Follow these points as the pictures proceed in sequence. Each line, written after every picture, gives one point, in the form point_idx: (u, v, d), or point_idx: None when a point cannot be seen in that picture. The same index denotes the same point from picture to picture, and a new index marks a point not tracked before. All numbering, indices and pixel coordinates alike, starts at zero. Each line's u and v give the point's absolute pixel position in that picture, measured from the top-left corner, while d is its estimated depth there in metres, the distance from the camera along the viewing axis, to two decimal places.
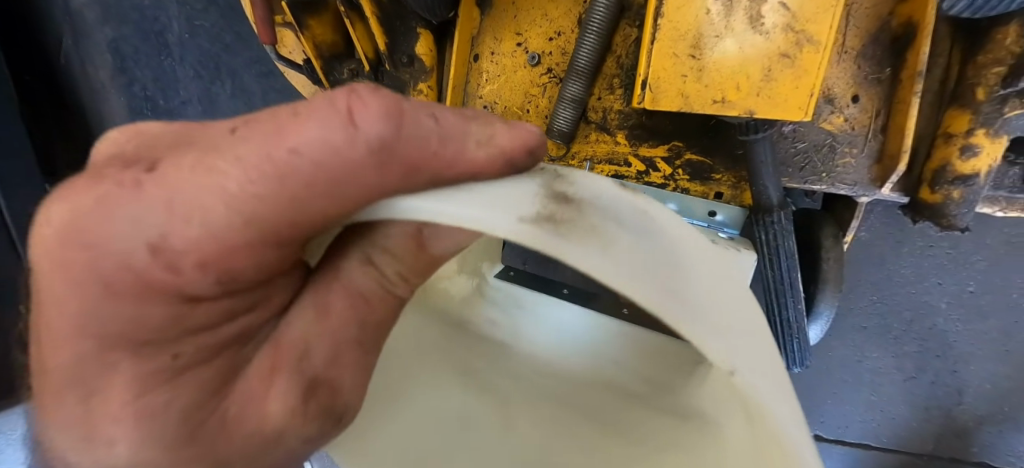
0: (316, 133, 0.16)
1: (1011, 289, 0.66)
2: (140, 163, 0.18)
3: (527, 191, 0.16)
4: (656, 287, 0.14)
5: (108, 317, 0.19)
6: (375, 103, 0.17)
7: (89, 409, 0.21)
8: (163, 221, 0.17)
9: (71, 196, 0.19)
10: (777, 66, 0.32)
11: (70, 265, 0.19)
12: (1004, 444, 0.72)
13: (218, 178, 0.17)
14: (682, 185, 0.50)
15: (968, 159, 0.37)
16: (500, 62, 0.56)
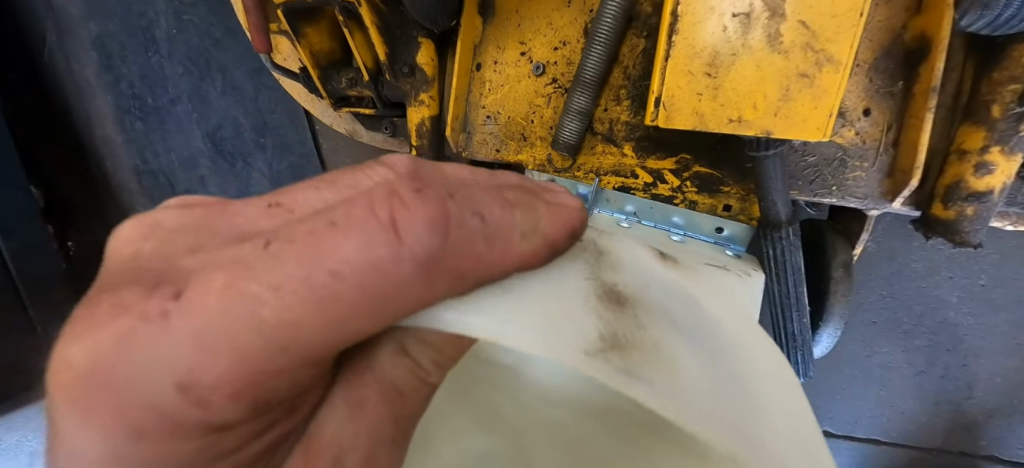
0: (356, 249, 0.18)
1: (1022, 282, 0.64)
2: (165, 288, 0.19)
3: (553, 306, 0.22)
4: (659, 381, 0.20)
5: (135, 458, 0.19)
6: (419, 212, 0.19)
7: None
8: (192, 358, 0.17)
9: (90, 336, 0.19)
10: (795, 85, 0.31)
11: (93, 407, 0.18)
12: (1013, 437, 0.72)
13: (251, 303, 0.18)
14: (690, 198, 0.49)
15: (983, 177, 0.37)
16: (503, 71, 0.55)
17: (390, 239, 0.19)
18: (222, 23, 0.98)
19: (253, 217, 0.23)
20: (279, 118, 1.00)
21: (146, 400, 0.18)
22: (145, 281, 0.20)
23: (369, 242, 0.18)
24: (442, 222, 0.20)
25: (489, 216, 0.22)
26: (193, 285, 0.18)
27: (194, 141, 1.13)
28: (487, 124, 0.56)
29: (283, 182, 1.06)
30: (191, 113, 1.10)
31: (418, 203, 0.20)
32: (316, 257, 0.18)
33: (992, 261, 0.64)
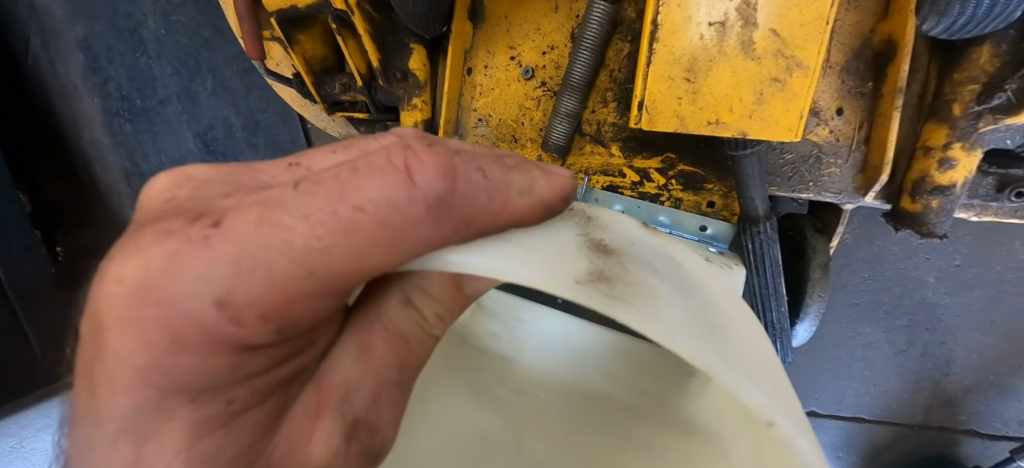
0: (378, 191, 0.18)
1: (994, 263, 0.65)
2: (206, 218, 0.19)
3: (562, 249, 0.20)
4: (675, 326, 0.17)
5: (172, 369, 0.19)
6: (430, 162, 0.19)
7: (140, 460, 0.20)
8: (232, 276, 0.18)
9: (140, 251, 0.19)
10: (768, 89, 0.33)
11: (138, 320, 0.19)
12: (990, 411, 0.72)
13: (284, 233, 0.18)
14: (676, 195, 0.52)
15: (946, 172, 0.39)
16: (494, 76, 0.57)
17: (402, 181, 0.18)
18: (211, 23, 0.99)
19: (274, 175, 0.24)
20: (271, 117, 1.00)
21: (188, 312, 0.18)
22: (186, 215, 0.20)
23: (389, 184, 0.18)
24: (449, 172, 0.19)
25: (490, 172, 0.21)
26: (233, 214, 0.18)
27: (185, 142, 1.13)
28: (479, 126, 0.58)
29: None
30: (181, 114, 1.10)
31: (430, 155, 0.19)
32: (341, 194, 0.18)
33: (966, 243, 0.65)
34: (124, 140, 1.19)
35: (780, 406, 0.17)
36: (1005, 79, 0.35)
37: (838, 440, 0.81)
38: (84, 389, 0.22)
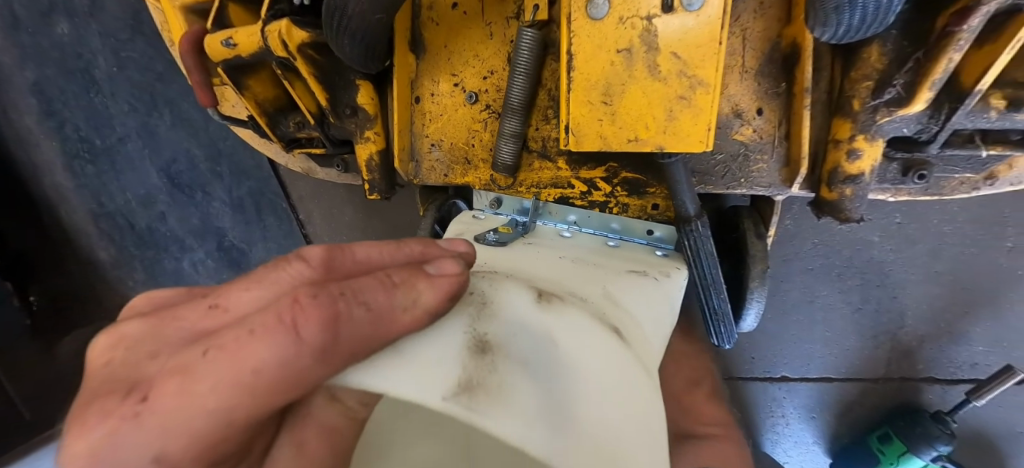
0: (270, 354, 0.18)
1: (932, 216, 0.61)
2: (136, 390, 0.19)
3: (444, 351, 0.20)
4: (544, 434, 0.17)
5: None
6: (314, 312, 0.18)
7: None
8: (160, 445, 0.18)
9: (73, 440, 0.19)
10: (677, 107, 0.36)
11: None
12: (947, 357, 0.67)
13: (198, 399, 0.18)
14: (622, 200, 0.55)
15: (854, 162, 0.42)
16: (441, 102, 0.59)
17: (288, 339, 0.18)
18: (162, 58, 0.99)
19: (194, 321, 0.23)
20: (232, 143, 0.99)
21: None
22: (120, 389, 0.19)
23: (278, 344, 0.18)
24: (332, 322, 0.18)
25: (375, 302, 0.20)
26: (159, 386, 0.18)
27: (151, 178, 1.13)
28: (433, 151, 0.61)
29: (246, 209, 1.05)
30: (142, 150, 1.10)
31: (315, 306, 0.18)
32: (238, 363, 0.18)
33: (902, 201, 0.61)
34: (88, 182, 1.19)
35: None
36: (893, 75, 0.39)
37: (811, 406, 0.75)
38: None
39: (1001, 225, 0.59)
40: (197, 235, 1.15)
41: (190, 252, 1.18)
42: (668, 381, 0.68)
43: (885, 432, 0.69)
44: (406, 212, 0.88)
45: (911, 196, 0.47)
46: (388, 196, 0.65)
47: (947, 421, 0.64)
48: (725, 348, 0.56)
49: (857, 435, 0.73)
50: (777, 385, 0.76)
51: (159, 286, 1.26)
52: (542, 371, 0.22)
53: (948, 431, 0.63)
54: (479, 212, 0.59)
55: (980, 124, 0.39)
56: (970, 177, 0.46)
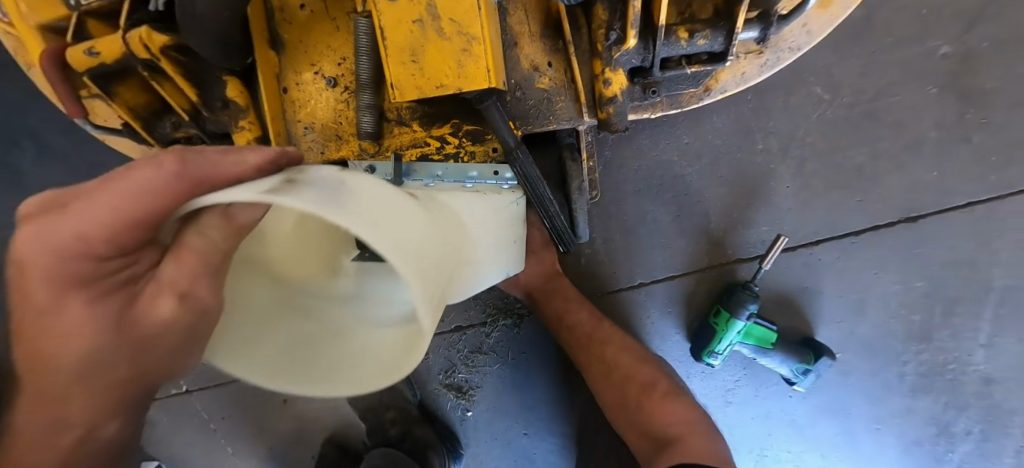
0: (143, 175, 0.30)
1: (707, 133, 0.83)
2: (65, 199, 0.32)
3: (261, 184, 0.28)
4: (326, 205, 0.27)
5: (68, 274, 0.32)
6: (167, 160, 0.30)
7: (61, 335, 0.32)
8: (84, 228, 0.31)
9: (34, 223, 0.31)
10: (463, 57, 0.52)
11: (59, 247, 0.31)
12: (746, 239, 0.87)
13: (107, 197, 0.30)
14: (469, 149, 0.69)
15: (609, 87, 0.61)
16: (306, 90, 0.69)
17: (151, 169, 0.30)
18: (13, 92, 0.96)
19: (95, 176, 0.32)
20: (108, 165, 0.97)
21: (45, 264, 0.32)
22: (61, 201, 0.32)
23: (143, 173, 0.30)
24: (178, 163, 0.30)
25: (209, 157, 0.32)
26: (79, 195, 0.32)
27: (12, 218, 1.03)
28: (307, 133, 0.71)
29: None
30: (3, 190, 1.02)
31: (165, 156, 0.30)
32: (121, 181, 0.30)
33: (682, 126, 0.82)
34: None
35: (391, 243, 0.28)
36: (613, 24, 0.59)
37: (669, 302, 0.93)
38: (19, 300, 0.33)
39: (750, 132, 0.82)
40: None
41: None
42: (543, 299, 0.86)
43: (718, 309, 0.88)
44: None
45: (653, 113, 0.69)
46: None
47: (751, 286, 0.85)
48: (569, 251, 0.76)
49: (699, 317, 0.92)
50: (638, 291, 0.92)
51: None
52: (341, 188, 0.31)
53: (752, 293, 0.84)
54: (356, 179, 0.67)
55: (678, 51, 0.60)
56: (694, 91, 0.67)
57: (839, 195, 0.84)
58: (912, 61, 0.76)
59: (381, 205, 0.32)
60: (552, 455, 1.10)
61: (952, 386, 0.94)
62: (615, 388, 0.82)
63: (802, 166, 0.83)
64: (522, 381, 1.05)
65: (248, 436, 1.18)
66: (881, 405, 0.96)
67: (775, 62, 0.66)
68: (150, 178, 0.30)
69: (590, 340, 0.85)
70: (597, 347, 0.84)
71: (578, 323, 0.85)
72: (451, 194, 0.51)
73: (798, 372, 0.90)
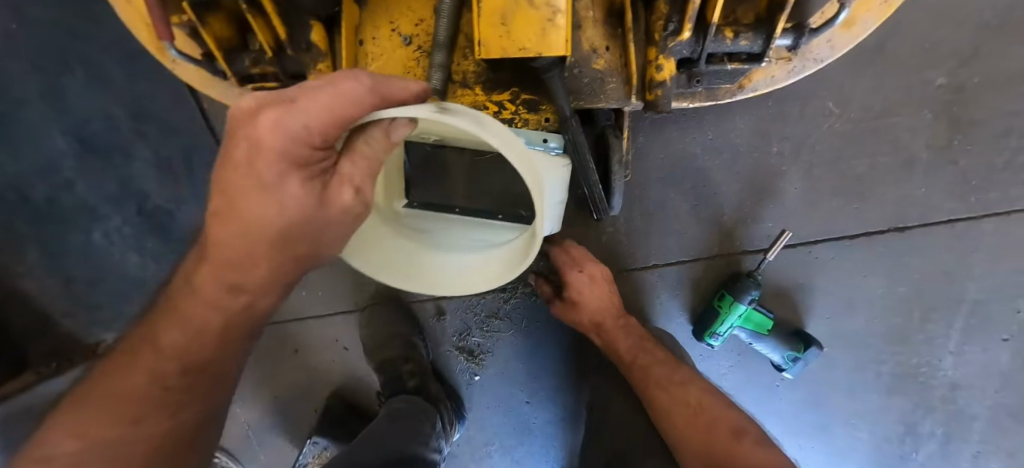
0: (354, 89, 0.36)
1: (730, 132, 0.91)
2: (285, 99, 0.37)
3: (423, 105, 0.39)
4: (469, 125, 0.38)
5: (288, 161, 0.39)
6: (364, 79, 0.37)
7: (280, 206, 0.42)
8: (306, 124, 0.37)
9: (266, 116, 0.37)
10: (548, 26, 0.59)
11: (286, 139, 0.38)
12: (753, 232, 0.96)
13: (322, 103, 0.36)
14: (523, 116, 0.76)
15: (660, 72, 0.69)
16: (380, 44, 0.75)
17: (360, 86, 0.36)
18: (69, 15, 0.96)
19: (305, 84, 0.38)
20: (162, 102, 1.01)
21: (274, 147, 0.38)
22: (281, 102, 0.37)
23: (353, 87, 0.36)
24: (373, 85, 0.37)
25: (385, 78, 0.38)
26: (298, 97, 0.37)
27: (51, 142, 1.03)
28: None
29: (174, 169, 1.05)
30: (46, 113, 1.01)
31: (362, 76, 0.37)
32: (334, 90, 0.36)
33: (709, 122, 0.91)
34: None
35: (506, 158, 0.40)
36: (671, 16, 0.67)
37: (677, 285, 1.00)
38: (250, 178, 0.41)
39: (768, 135, 0.91)
40: (113, 201, 1.07)
41: (103, 221, 1.09)
42: (580, 288, 0.90)
43: (723, 294, 0.95)
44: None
45: (690, 104, 0.77)
46: None
47: (755, 275, 0.93)
48: (601, 219, 0.84)
49: (704, 302, 1.00)
50: (651, 272, 1.00)
51: (60, 270, 1.13)
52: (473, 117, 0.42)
53: (755, 281, 0.92)
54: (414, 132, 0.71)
55: (723, 47, 0.68)
56: (730, 87, 0.75)
57: (840, 201, 0.93)
58: (912, 88, 0.87)
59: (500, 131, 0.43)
60: (550, 424, 1.16)
61: (921, 388, 1.04)
62: (698, 429, 0.74)
63: (810, 171, 0.92)
64: (531, 351, 1.12)
65: (254, 384, 1.20)
66: (857, 400, 1.06)
67: (793, 70, 0.75)
68: (356, 90, 0.36)
69: (666, 381, 0.81)
70: (675, 388, 0.80)
71: (654, 369, 0.84)
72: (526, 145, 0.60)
73: (788, 359, 0.97)
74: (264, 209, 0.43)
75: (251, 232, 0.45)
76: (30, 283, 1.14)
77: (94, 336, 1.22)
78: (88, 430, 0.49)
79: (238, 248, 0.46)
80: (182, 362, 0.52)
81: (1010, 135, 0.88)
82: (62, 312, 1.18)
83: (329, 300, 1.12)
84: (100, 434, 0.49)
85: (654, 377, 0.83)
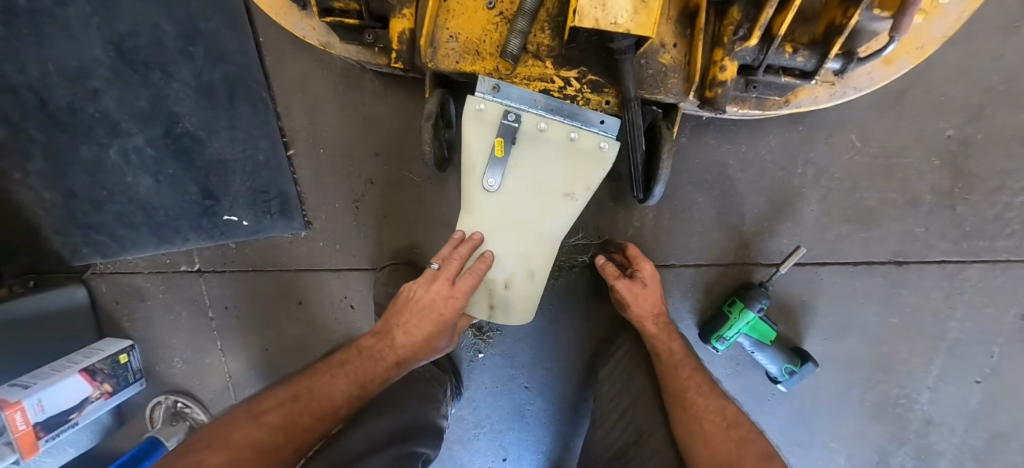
0: (477, 277, 0.79)
1: (761, 148, 0.98)
2: (445, 288, 0.78)
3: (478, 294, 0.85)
4: (503, 307, 0.86)
5: (447, 315, 0.78)
6: (478, 271, 0.79)
7: (437, 335, 0.78)
8: (459, 300, 0.78)
9: (440, 301, 0.77)
10: (641, 6, 0.64)
11: (449, 306, 0.77)
12: (768, 246, 1.02)
13: (464, 287, 0.78)
14: (586, 96, 0.80)
15: (723, 73, 0.74)
16: (464, 3, 0.79)
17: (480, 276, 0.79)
18: None
19: (451, 279, 0.78)
20: (216, 26, 1.00)
21: (443, 316, 0.77)
22: (444, 288, 0.78)
23: (476, 276, 0.79)
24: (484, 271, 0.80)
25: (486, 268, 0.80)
26: (452, 287, 0.78)
27: (89, 49, 1.00)
28: (450, 42, 0.79)
29: (213, 95, 1.02)
30: (90, 16, 0.99)
31: (476, 270, 0.79)
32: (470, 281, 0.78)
33: (745, 135, 0.98)
34: None
35: (521, 305, 0.86)
36: (743, 23, 0.72)
37: (691, 287, 1.05)
38: (423, 324, 0.78)
39: (796, 157, 0.99)
40: (140, 119, 1.04)
41: (122, 138, 1.05)
42: (646, 273, 0.90)
43: (733, 299, 1.00)
44: (398, 126, 1.05)
45: (738, 109, 0.84)
46: (406, 68, 0.81)
47: (765, 285, 0.98)
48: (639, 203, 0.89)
49: (714, 307, 1.05)
50: (669, 271, 1.04)
51: (65, 179, 1.08)
52: (503, 294, 0.86)
53: (764, 290, 0.97)
54: (480, 94, 0.78)
55: (781, 60, 0.74)
56: (776, 100, 0.82)
57: (848, 228, 1.01)
58: (922, 134, 0.98)
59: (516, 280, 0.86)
60: (542, 414, 1.17)
61: (898, 420, 1.11)
62: (726, 443, 0.75)
63: (825, 196, 1.00)
64: (538, 336, 1.13)
65: (251, 331, 1.18)
66: (839, 425, 1.12)
67: (835, 95, 0.84)
68: (475, 280, 0.78)
69: (703, 391, 0.82)
70: (710, 399, 0.81)
71: (693, 378, 0.84)
72: (554, 205, 0.83)
73: (784, 372, 1.01)
74: (428, 341, 0.78)
75: (419, 348, 0.78)
76: (24, 190, 1.08)
77: (79, 260, 1.14)
78: (288, 418, 0.66)
79: (409, 348, 0.78)
80: (359, 392, 0.73)
81: (1002, 191, 1.00)
82: (53, 229, 1.11)
83: (346, 256, 1.11)
84: (293, 423, 0.66)
85: (692, 385, 0.83)
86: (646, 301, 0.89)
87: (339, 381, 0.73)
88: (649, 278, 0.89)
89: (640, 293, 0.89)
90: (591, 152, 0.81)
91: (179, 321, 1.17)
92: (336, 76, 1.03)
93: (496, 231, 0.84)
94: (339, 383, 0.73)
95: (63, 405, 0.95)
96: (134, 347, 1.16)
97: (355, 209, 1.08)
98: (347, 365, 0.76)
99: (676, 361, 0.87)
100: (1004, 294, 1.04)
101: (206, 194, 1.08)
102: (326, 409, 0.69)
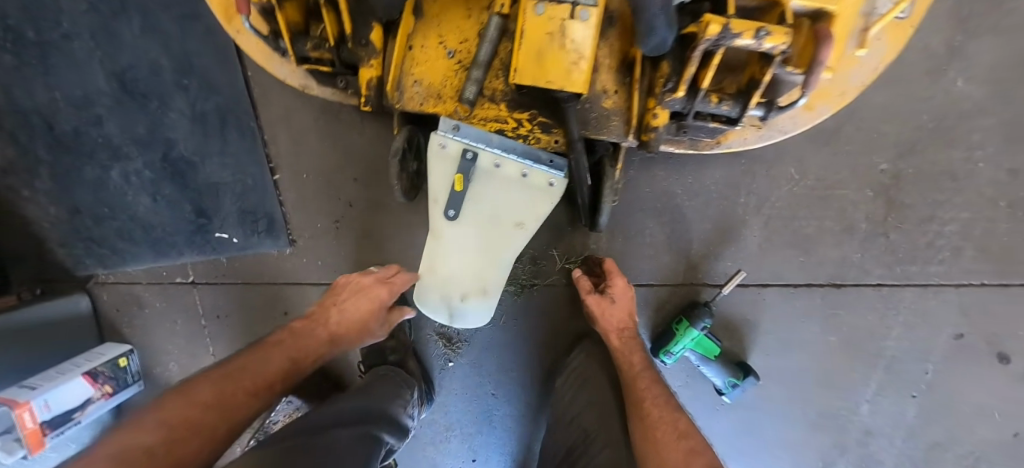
0: (409, 276, 0.99)
1: (706, 179, 1.07)
2: (383, 281, 0.98)
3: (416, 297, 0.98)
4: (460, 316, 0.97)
5: (381, 304, 0.95)
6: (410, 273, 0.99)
7: (369, 323, 0.94)
8: (393, 291, 0.97)
9: (376, 291, 0.96)
10: (573, 68, 0.72)
11: (383, 295, 0.96)
12: (715, 268, 1.11)
13: (397, 282, 0.98)
14: (537, 135, 0.89)
15: (655, 119, 0.83)
16: (427, 53, 0.87)
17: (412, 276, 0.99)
18: None
19: (387, 274, 0.99)
20: (209, 62, 1.09)
21: (378, 301, 0.95)
22: (381, 281, 0.98)
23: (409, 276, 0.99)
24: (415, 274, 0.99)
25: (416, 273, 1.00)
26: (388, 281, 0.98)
27: (93, 80, 1.10)
28: (415, 87, 0.87)
29: (206, 123, 1.12)
30: (93, 51, 1.08)
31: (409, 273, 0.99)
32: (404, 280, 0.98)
33: (691, 167, 1.06)
34: None
35: (477, 316, 0.97)
36: (671, 77, 0.80)
37: (643, 304, 1.14)
38: (356, 309, 0.94)
39: (739, 187, 1.07)
40: (139, 144, 1.14)
41: (123, 161, 1.15)
42: (615, 288, 1.00)
43: (680, 317, 1.08)
44: (375, 153, 1.14)
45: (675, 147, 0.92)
46: (376, 109, 0.90)
47: (709, 305, 1.06)
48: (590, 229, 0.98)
49: (664, 324, 1.14)
50: None
51: (71, 197, 1.17)
52: (459, 305, 0.96)
53: (708, 310, 1.05)
54: (443, 134, 0.87)
55: (708, 108, 0.82)
56: (709, 140, 0.91)
57: (788, 253, 1.09)
58: (856, 167, 1.06)
59: (472, 296, 0.96)
60: (508, 419, 1.26)
61: (839, 429, 1.19)
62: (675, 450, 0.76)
63: (767, 223, 1.08)
64: (504, 347, 1.22)
65: (240, 339, 1.27)
66: (784, 434, 1.20)
67: (762, 136, 0.93)
68: (408, 277, 0.98)
69: (658, 402, 0.85)
70: (665, 410, 0.83)
71: (651, 390, 0.88)
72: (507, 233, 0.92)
73: (728, 385, 1.09)
74: (359, 324, 0.93)
75: (350, 329, 0.93)
76: (33, 207, 1.18)
77: (82, 271, 1.24)
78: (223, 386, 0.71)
79: (343, 327, 0.92)
80: (293, 364, 0.82)
81: (933, 220, 1.08)
82: (59, 241, 1.21)
83: (328, 271, 1.20)
84: (229, 392, 0.71)
85: (649, 396, 0.87)
86: (613, 315, 0.99)
87: (274, 355, 0.81)
88: (617, 294, 0.99)
89: (608, 307, 0.99)
90: (542, 188, 0.90)
91: (174, 328, 1.27)
92: (318, 107, 1.12)
93: (454, 251, 0.94)
94: (275, 356, 0.81)
95: (65, 406, 1.04)
96: (134, 351, 1.25)
97: (336, 229, 1.18)
98: (283, 342, 0.85)
99: (635, 373, 0.92)
100: (936, 315, 1.11)
101: (199, 213, 1.18)
102: (262, 382, 0.75)
